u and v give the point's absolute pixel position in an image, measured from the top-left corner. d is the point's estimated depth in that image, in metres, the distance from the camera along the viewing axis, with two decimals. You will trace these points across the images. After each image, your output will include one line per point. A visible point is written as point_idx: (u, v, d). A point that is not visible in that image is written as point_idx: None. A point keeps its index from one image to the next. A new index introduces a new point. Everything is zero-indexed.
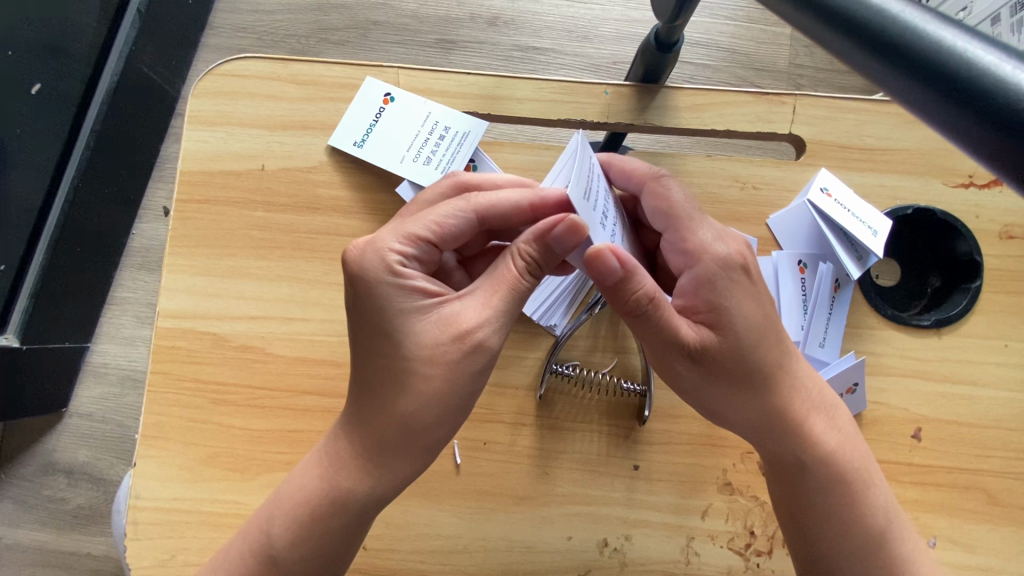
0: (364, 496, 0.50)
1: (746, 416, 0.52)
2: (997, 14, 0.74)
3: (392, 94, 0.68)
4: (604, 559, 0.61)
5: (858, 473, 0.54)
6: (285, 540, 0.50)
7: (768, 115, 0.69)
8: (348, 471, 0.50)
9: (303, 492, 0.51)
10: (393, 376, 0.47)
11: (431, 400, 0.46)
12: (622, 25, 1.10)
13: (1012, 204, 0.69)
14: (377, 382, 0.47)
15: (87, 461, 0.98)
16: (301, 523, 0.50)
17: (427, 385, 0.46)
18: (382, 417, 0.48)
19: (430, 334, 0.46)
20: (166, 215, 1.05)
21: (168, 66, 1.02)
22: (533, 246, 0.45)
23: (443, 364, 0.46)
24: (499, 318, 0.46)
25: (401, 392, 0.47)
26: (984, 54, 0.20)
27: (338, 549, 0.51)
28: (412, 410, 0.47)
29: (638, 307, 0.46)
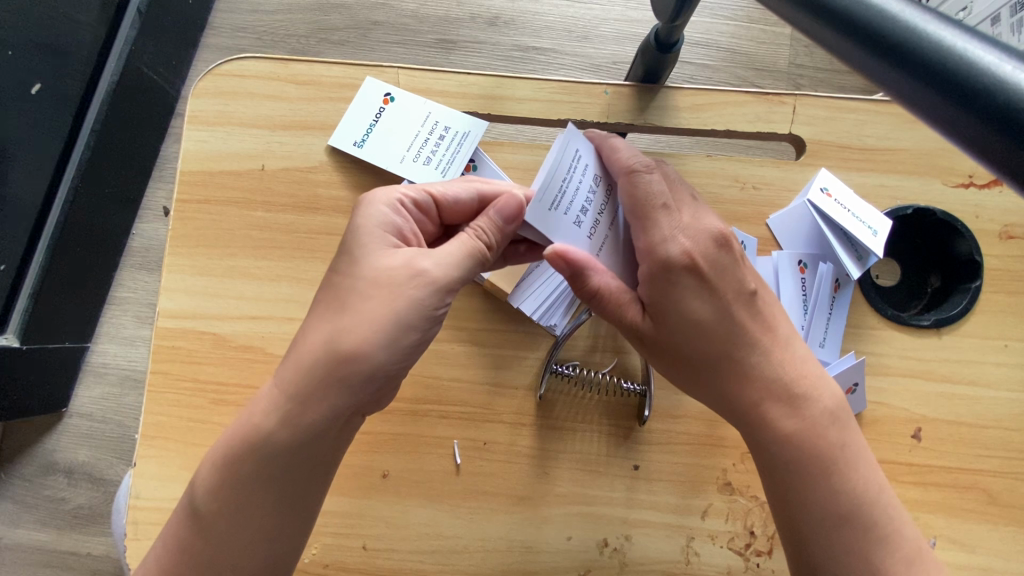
0: (278, 446, 0.48)
1: (705, 393, 0.53)
2: (997, 14, 0.74)
3: (392, 94, 0.68)
4: (604, 559, 0.61)
5: (829, 459, 0.51)
6: (214, 496, 0.49)
7: (769, 115, 0.69)
8: (266, 410, 0.48)
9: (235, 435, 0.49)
10: (339, 294, 0.49)
11: (368, 317, 0.47)
12: (622, 25, 1.10)
13: (1011, 205, 0.69)
14: (329, 300, 0.49)
15: (88, 461, 0.98)
16: (224, 471, 0.49)
17: (370, 302, 0.47)
18: (314, 345, 0.48)
19: (387, 259, 0.49)
20: (166, 215, 1.05)
21: (167, 67, 1.02)
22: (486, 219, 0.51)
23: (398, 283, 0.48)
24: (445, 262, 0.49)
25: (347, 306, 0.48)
26: (984, 53, 0.20)
27: (247, 504, 0.48)
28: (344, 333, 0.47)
29: (586, 297, 0.51)
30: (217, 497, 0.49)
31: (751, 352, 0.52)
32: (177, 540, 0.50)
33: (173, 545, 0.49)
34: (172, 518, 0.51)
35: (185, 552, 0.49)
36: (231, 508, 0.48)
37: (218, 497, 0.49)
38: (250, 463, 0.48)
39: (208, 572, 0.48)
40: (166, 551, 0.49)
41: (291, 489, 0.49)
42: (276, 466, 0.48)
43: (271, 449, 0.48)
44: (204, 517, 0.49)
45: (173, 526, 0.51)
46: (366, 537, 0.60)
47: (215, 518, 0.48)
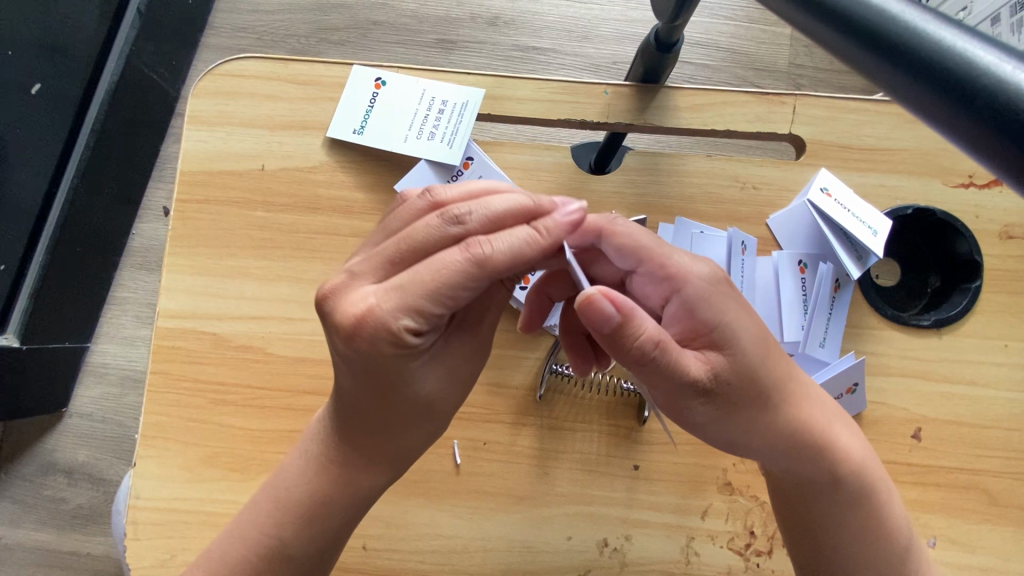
0: (352, 497, 0.50)
1: (755, 440, 0.49)
2: (997, 14, 0.74)
3: (381, 78, 0.68)
4: (604, 559, 0.61)
5: (869, 486, 0.52)
6: (291, 531, 0.49)
7: (769, 115, 0.69)
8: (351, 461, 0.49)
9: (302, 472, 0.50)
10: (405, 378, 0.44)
11: (436, 381, 0.47)
12: (622, 25, 1.10)
13: (1011, 205, 0.69)
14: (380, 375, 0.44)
15: (88, 461, 0.98)
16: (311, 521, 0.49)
17: (431, 368, 0.46)
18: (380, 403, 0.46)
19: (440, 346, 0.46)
20: (166, 215, 1.05)
21: (167, 67, 1.02)
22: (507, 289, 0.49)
23: (461, 350, 0.48)
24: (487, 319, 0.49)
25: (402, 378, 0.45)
26: (984, 53, 0.20)
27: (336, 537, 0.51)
28: (409, 394, 0.46)
29: (644, 352, 0.43)
30: (292, 525, 0.49)
31: (793, 397, 0.50)
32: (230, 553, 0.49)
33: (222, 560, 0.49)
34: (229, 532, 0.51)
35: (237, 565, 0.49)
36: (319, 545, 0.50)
37: (295, 529, 0.49)
38: (331, 497, 0.50)
39: None
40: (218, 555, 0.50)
41: (348, 520, 0.51)
42: (354, 504, 0.51)
43: (335, 508, 0.50)
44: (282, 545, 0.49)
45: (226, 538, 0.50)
46: (366, 537, 0.60)
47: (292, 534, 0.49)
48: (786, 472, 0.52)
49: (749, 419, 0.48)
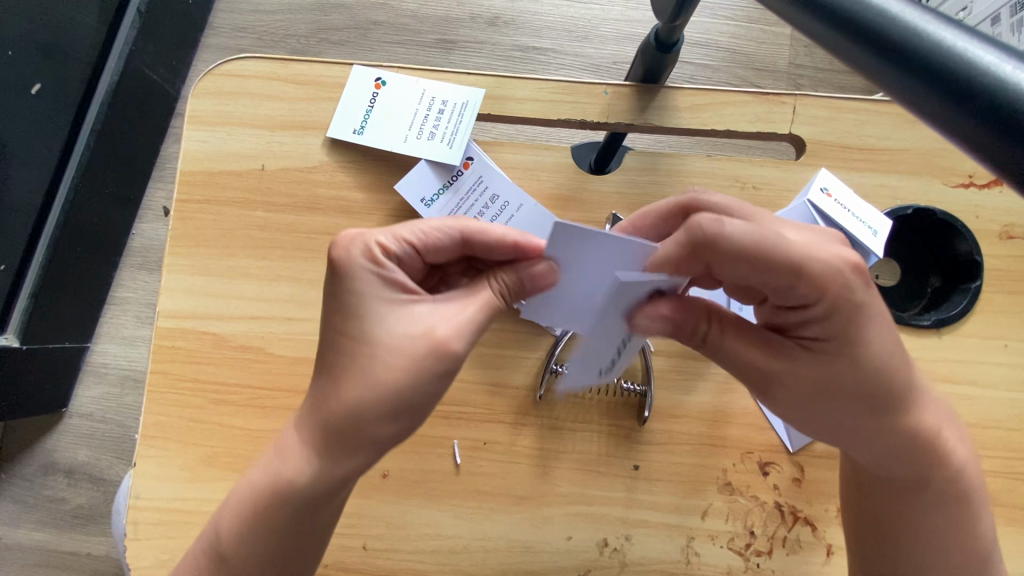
0: (303, 508, 0.48)
1: (864, 448, 0.51)
2: (997, 14, 0.74)
3: (381, 78, 0.68)
4: (604, 559, 0.61)
5: (916, 478, 0.53)
6: (234, 542, 0.49)
7: (769, 115, 0.68)
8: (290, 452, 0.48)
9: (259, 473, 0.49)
10: (356, 358, 0.45)
11: (381, 384, 0.44)
12: (623, 25, 1.10)
13: (1011, 204, 0.69)
14: (333, 368, 0.46)
15: (88, 461, 0.98)
16: (245, 517, 0.48)
17: (378, 369, 0.44)
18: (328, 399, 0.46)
19: (404, 325, 0.45)
20: (166, 215, 1.05)
21: (167, 67, 1.02)
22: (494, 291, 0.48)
23: (394, 353, 0.44)
24: (458, 331, 0.45)
25: (348, 370, 0.45)
26: (984, 53, 0.20)
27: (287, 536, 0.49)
28: (339, 396, 0.45)
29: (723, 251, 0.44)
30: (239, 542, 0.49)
31: (844, 392, 0.47)
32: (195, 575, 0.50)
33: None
34: (194, 549, 0.51)
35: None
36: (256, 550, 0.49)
37: (240, 544, 0.49)
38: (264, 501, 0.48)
39: None
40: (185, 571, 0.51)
41: (312, 526, 0.50)
42: (297, 506, 0.48)
43: (279, 504, 0.48)
44: (227, 558, 0.49)
45: (190, 559, 0.51)
46: (366, 537, 0.60)
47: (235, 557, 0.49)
48: (915, 463, 0.52)
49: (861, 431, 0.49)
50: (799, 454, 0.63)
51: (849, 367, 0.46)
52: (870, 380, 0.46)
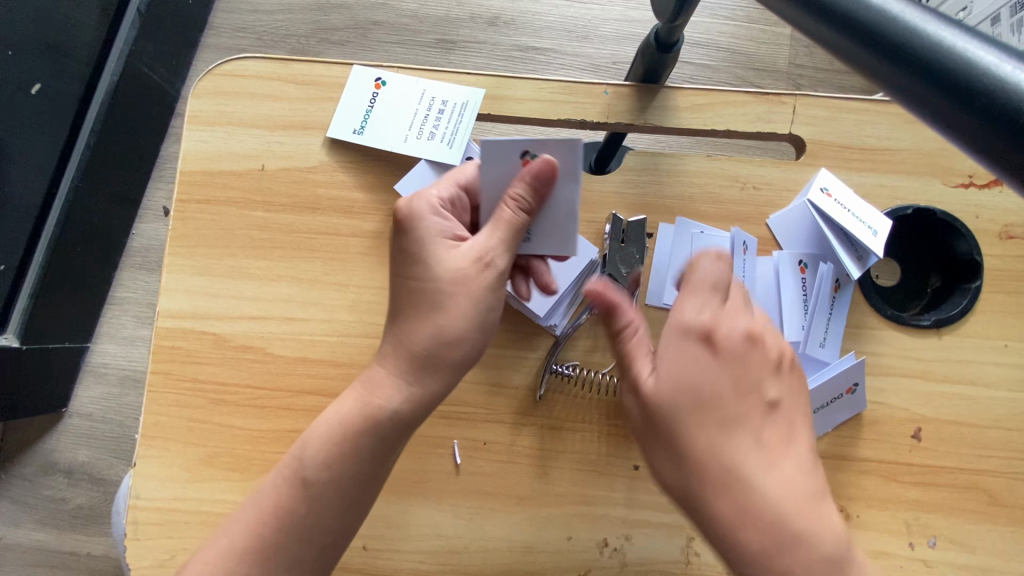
0: (376, 450, 0.52)
1: (715, 455, 0.47)
2: (997, 14, 0.73)
3: (382, 79, 0.69)
4: (604, 559, 0.61)
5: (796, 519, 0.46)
6: (323, 470, 0.51)
7: (769, 115, 0.69)
8: (384, 387, 0.52)
9: (340, 419, 0.52)
10: (425, 296, 0.51)
11: (454, 314, 0.50)
12: (623, 25, 1.10)
13: (1011, 204, 0.68)
14: (406, 305, 0.52)
15: (88, 461, 0.97)
16: (300, 499, 0.51)
17: (451, 301, 0.50)
18: (415, 334, 0.51)
19: (459, 259, 0.51)
20: (165, 215, 1.05)
21: (167, 67, 1.02)
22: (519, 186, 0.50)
23: (457, 285, 0.50)
24: (502, 249, 0.51)
25: (425, 305, 0.51)
26: (984, 53, 0.20)
27: (346, 511, 0.52)
28: (420, 337, 0.51)
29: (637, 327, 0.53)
30: (325, 470, 0.51)
31: (690, 372, 0.49)
32: (274, 503, 0.51)
33: (271, 511, 0.51)
34: (271, 481, 0.52)
35: (275, 547, 0.50)
36: (318, 512, 0.51)
37: (328, 473, 0.51)
38: (360, 438, 0.51)
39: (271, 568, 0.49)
40: (233, 549, 0.50)
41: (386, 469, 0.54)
42: (373, 449, 0.52)
43: (343, 470, 0.51)
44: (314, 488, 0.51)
45: (270, 487, 0.52)
46: (365, 537, 0.60)
47: (326, 488, 0.51)
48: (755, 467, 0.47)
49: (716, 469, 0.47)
50: None
51: (699, 352, 0.49)
52: (705, 366, 0.49)
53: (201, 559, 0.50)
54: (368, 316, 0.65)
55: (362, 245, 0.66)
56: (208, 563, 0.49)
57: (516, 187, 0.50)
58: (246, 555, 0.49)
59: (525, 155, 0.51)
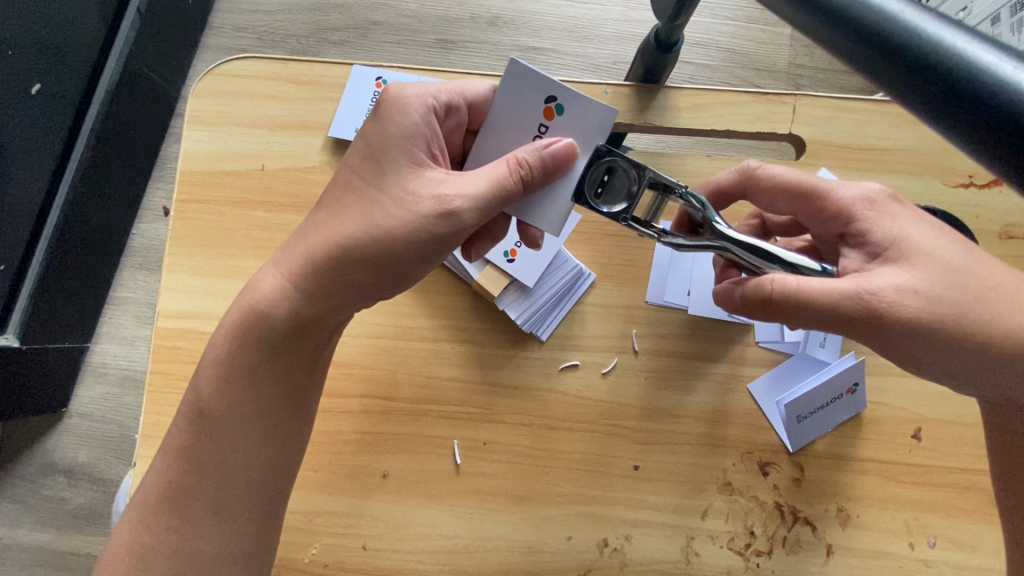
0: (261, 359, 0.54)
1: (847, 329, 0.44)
2: (997, 13, 0.72)
3: (384, 78, 0.69)
4: (604, 559, 0.61)
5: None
6: (217, 393, 0.53)
7: (769, 115, 0.69)
8: (272, 291, 0.53)
9: (234, 325, 0.54)
10: (347, 202, 0.52)
11: (358, 231, 0.50)
12: (622, 25, 1.10)
13: (1011, 204, 0.68)
14: (329, 212, 0.53)
15: (88, 461, 0.98)
16: (206, 411, 0.53)
17: (362, 213, 0.50)
18: (322, 245, 0.52)
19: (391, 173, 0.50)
20: (165, 215, 1.05)
21: (167, 67, 1.02)
22: (528, 152, 0.48)
23: (369, 196, 0.51)
24: (472, 201, 0.49)
25: (336, 215, 0.52)
26: (984, 53, 0.20)
27: (246, 435, 0.53)
28: (321, 251, 0.52)
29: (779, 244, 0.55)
30: (221, 396, 0.53)
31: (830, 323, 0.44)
32: (181, 441, 0.53)
33: (184, 436, 0.53)
34: (175, 424, 0.54)
35: (186, 472, 0.52)
36: (220, 430, 0.53)
37: (221, 393, 0.53)
38: (253, 347, 0.54)
39: (181, 496, 0.52)
40: (151, 499, 0.53)
41: (295, 388, 0.55)
42: (271, 361, 0.54)
43: (237, 390, 0.53)
44: (211, 416, 0.53)
45: (175, 428, 0.54)
46: (366, 537, 0.60)
47: (219, 415, 0.53)
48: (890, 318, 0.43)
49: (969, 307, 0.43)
50: (799, 454, 0.63)
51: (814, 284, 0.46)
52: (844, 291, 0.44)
53: (153, 469, 0.55)
54: (368, 316, 0.65)
55: None
56: (129, 524, 0.53)
57: (523, 151, 0.48)
58: (159, 505, 0.52)
59: (550, 100, 0.50)
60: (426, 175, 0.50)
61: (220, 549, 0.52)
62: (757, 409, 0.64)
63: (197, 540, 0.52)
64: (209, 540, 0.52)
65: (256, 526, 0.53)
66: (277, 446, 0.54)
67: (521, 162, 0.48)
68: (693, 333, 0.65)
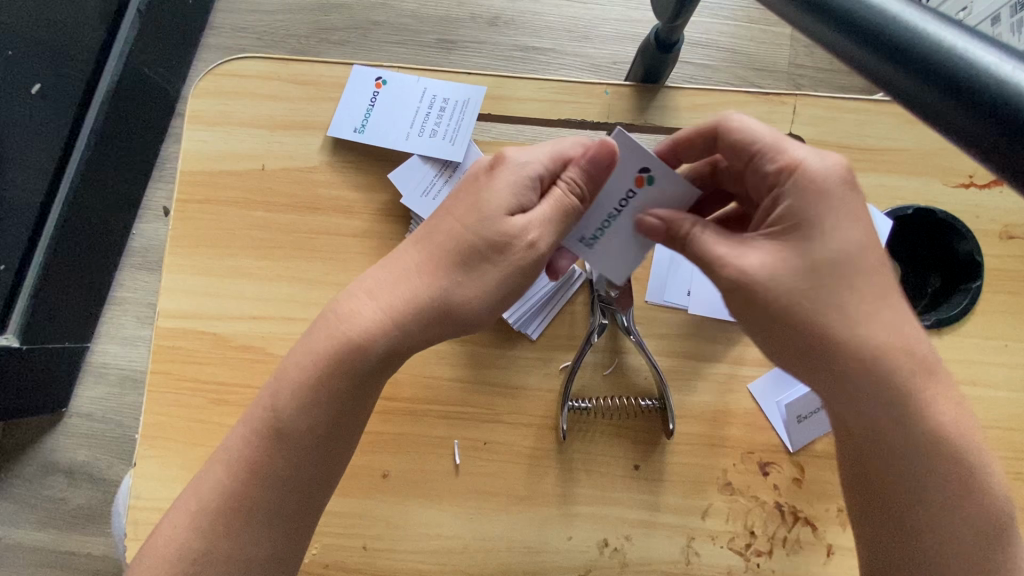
0: (344, 395, 0.51)
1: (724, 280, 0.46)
2: (997, 14, 0.72)
3: (384, 78, 0.69)
4: (604, 559, 0.61)
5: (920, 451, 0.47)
6: (296, 418, 0.51)
7: (769, 115, 0.68)
8: (370, 326, 0.51)
9: (321, 359, 0.51)
10: (450, 249, 0.51)
11: (468, 282, 0.51)
12: (623, 25, 1.10)
13: (1012, 204, 0.68)
14: (429, 252, 0.52)
15: (88, 461, 0.98)
16: (283, 432, 0.51)
17: (472, 264, 0.51)
18: (429, 281, 0.51)
19: (498, 223, 0.51)
20: (166, 215, 1.05)
21: (168, 68, 1.02)
22: (577, 175, 0.48)
23: (472, 245, 0.51)
24: (547, 232, 0.49)
25: (443, 261, 0.51)
26: (984, 53, 0.20)
27: (323, 456, 0.52)
28: (426, 294, 0.51)
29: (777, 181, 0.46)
30: (301, 418, 0.51)
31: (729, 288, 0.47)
32: (242, 442, 0.52)
33: (249, 446, 0.51)
34: (240, 434, 0.52)
35: (249, 482, 0.51)
36: (295, 449, 0.51)
37: (301, 418, 0.51)
38: (340, 382, 0.51)
39: (235, 504, 0.50)
40: (204, 503, 0.51)
41: (367, 412, 0.54)
42: (356, 395, 0.52)
43: (318, 418, 0.51)
44: (285, 434, 0.51)
45: (239, 440, 0.52)
46: (366, 537, 0.60)
47: (296, 433, 0.51)
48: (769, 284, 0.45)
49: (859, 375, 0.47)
50: (799, 455, 0.63)
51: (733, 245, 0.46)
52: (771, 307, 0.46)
53: (213, 463, 0.53)
54: None
55: (361, 244, 0.66)
56: (179, 525, 0.50)
57: (574, 172, 0.48)
58: (213, 510, 0.50)
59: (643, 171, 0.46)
60: (521, 221, 0.50)
61: (266, 552, 0.51)
62: (757, 409, 0.64)
63: (243, 545, 0.50)
64: (261, 547, 0.51)
65: (297, 535, 0.52)
66: (343, 459, 0.54)
67: (573, 184, 0.48)
68: (694, 334, 0.65)
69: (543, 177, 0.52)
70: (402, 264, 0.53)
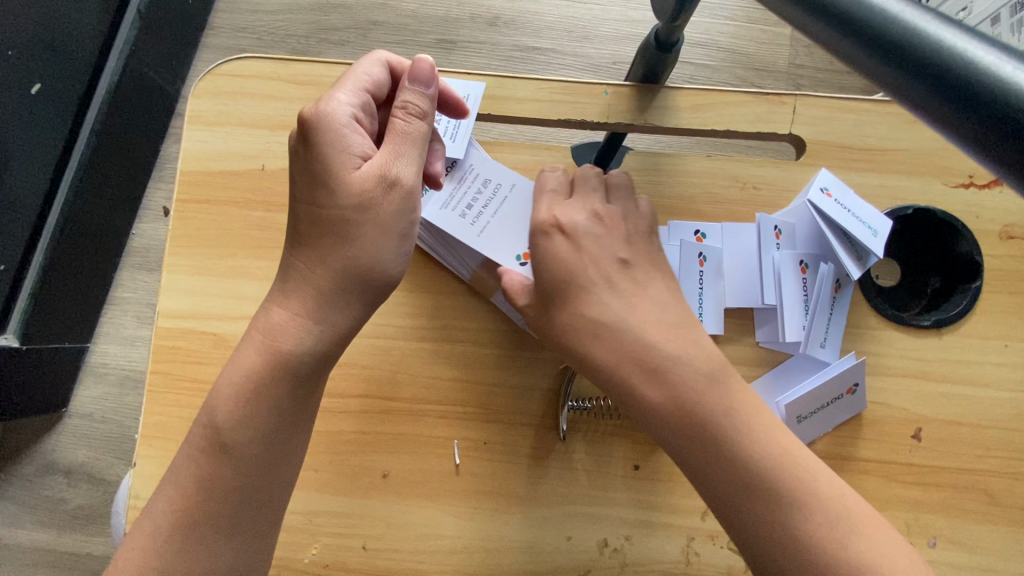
0: (281, 398, 0.50)
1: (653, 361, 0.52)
2: (997, 14, 0.72)
3: None
4: (604, 559, 0.60)
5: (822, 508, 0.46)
6: (239, 427, 0.49)
7: (769, 115, 0.68)
8: (286, 326, 0.50)
9: (249, 371, 0.50)
10: (336, 227, 0.50)
11: (366, 245, 0.50)
12: (623, 25, 1.10)
13: (1011, 204, 0.68)
14: (309, 236, 0.51)
15: (87, 461, 0.97)
16: (224, 442, 0.49)
17: (363, 228, 0.50)
18: (323, 265, 0.50)
19: (356, 180, 0.50)
20: (165, 215, 1.05)
21: (168, 68, 1.02)
22: (410, 91, 0.52)
23: (365, 207, 0.50)
24: (409, 165, 0.51)
25: (329, 238, 0.50)
26: (983, 53, 0.20)
27: (273, 459, 0.51)
28: (329, 280, 0.50)
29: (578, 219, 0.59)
30: (242, 428, 0.49)
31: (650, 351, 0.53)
32: (193, 458, 0.50)
33: (194, 464, 0.49)
34: (184, 452, 0.50)
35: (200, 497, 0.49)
36: (245, 457, 0.49)
37: (246, 428, 0.49)
38: (274, 385, 0.50)
39: (191, 523, 0.48)
40: (157, 523, 0.49)
41: (309, 407, 0.53)
42: (293, 391, 0.51)
43: (259, 421, 0.50)
44: (230, 448, 0.49)
45: (184, 460, 0.50)
46: (366, 537, 0.60)
47: (241, 445, 0.49)
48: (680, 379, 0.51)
49: (676, 373, 0.51)
50: None
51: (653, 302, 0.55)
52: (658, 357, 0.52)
53: (161, 483, 0.51)
54: None
55: None
56: (137, 548, 0.48)
57: (407, 95, 0.52)
58: (174, 522, 0.48)
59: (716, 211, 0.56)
60: (372, 165, 0.50)
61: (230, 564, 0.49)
62: None
63: (211, 558, 0.48)
64: (231, 556, 0.49)
65: (262, 535, 0.51)
66: (293, 456, 0.53)
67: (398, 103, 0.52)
68: None
69: (404, 107, 0.52)
70: (294, 256, 0.51)
